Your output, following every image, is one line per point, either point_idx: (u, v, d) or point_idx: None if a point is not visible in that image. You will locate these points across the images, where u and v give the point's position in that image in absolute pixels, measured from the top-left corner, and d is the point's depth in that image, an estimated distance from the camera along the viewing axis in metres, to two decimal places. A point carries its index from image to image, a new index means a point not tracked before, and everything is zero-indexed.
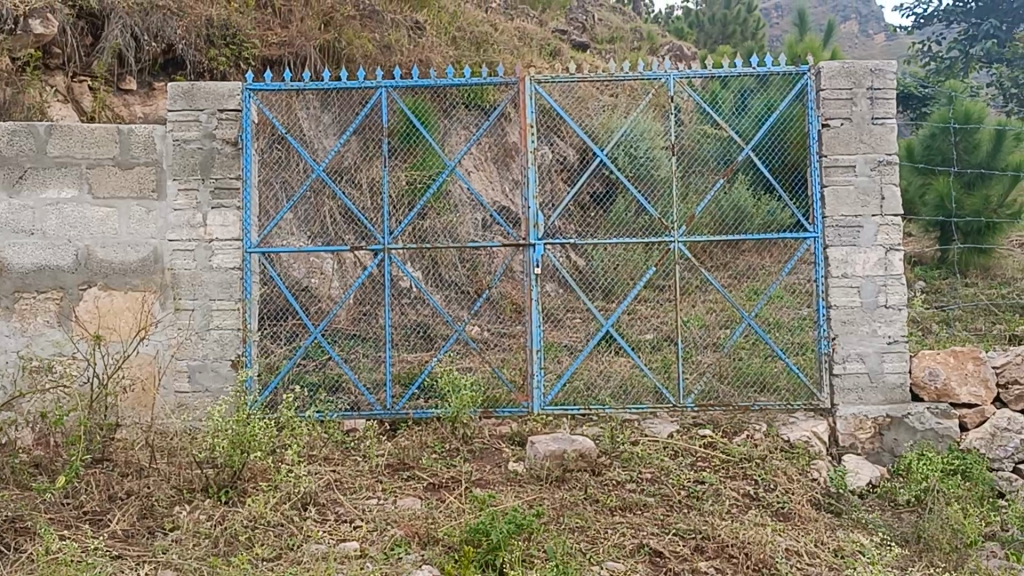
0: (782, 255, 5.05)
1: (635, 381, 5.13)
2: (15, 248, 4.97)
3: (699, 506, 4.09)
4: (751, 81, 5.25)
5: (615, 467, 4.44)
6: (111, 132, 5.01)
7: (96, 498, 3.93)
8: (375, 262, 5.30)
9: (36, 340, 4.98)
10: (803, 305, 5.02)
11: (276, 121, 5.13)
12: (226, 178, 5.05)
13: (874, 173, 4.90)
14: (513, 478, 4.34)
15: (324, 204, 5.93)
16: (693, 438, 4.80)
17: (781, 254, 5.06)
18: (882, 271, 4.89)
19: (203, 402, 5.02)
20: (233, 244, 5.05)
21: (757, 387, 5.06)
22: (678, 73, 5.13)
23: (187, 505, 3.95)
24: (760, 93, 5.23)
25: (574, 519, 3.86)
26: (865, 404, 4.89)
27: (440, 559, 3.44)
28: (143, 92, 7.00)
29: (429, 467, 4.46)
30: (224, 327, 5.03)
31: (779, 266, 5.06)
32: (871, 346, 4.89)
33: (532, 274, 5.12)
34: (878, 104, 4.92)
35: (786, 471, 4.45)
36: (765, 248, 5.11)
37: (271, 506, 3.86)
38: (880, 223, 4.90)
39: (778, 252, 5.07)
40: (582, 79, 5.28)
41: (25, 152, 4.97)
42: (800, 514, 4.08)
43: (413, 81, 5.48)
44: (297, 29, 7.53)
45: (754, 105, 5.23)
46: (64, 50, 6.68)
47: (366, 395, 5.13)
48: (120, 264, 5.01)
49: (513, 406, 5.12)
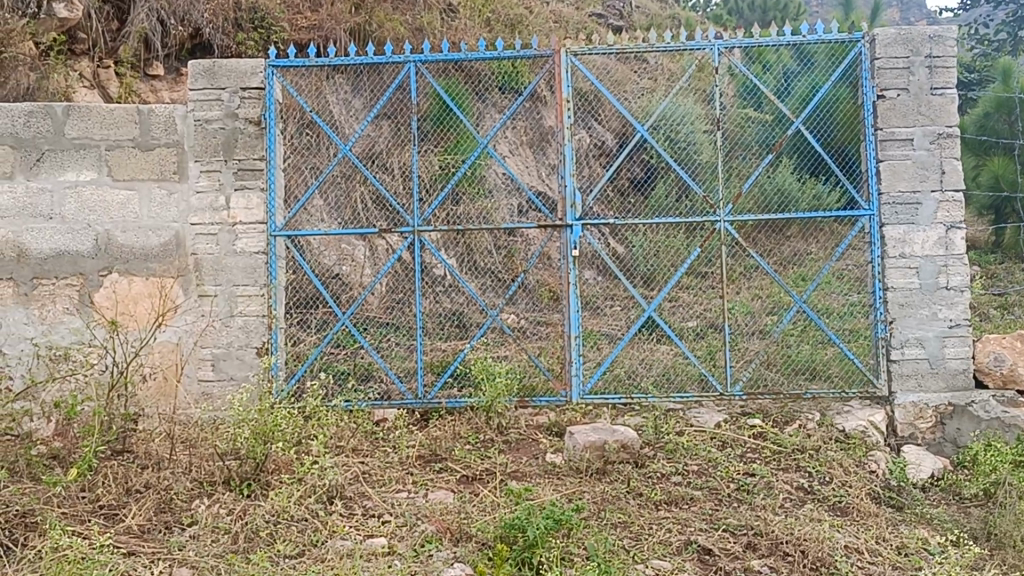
0: (827, 240, 4.78)
1: (679, 368, 4.88)
2: (33, 232, 4.77)
3: (750, 500, 3.82)
4: (792, 61, 4.92)
5: (660, 459, 4.17)
6: (130, 112, 4.81)
7: (113, 492, 3.73)
8: (405, 245, 5.14)
9: (56, 328, 4.78)
10: (852, 291, 4.76)
11: (301, 100, 4.94)
12: (250, 159, 4.84)
13: (933, 147, 4.62)
14: (551, 470, 4.10)
15: (356, 190, 5.67)
16: (742, 427, 4.52)
17: (826, 241, 4.79)
18: (943, 250, 4.59)
19: (227, 391, 4.82)
20: (257, 228, 4.84)
21: (808, 375, 4.80)
22: (723, 43, 4.87)
23: (208, 499, 3.74)
24: (804, 74, 4.89)
25: (615, 514, 3.61)
26: (925, 392, 4.61)
27: (473, 556, 3.22)
28: (171, 78, 6.83)
29: (462, 459, 4.22)
30: (249, 313, 4.83)
31: (826, 254, 4.77)
32: (931, 330, 4.60)
33: (570, 257, 4.86)
34: (937, 73, 4.64)
35: (842, 463, 4.17)
36: (811, 234, 4.85)
37: (295, 500, 3.63)
38: (940, 199, 4.61)
39: (824, 239, 4.80)
40: (622, 51, 5.02)
41: (42, 134, 4.78)
42: (859, 508, 3.80)
43: (443, 56, 5.28)
44: (327, 11, 7.22)
45: (799, 84, 4.96)
46: (89, 35, 6.51)
47: (398, 384, 4.90)
48: (140, 250, 4.81)
49: (551, 395, 4.86)
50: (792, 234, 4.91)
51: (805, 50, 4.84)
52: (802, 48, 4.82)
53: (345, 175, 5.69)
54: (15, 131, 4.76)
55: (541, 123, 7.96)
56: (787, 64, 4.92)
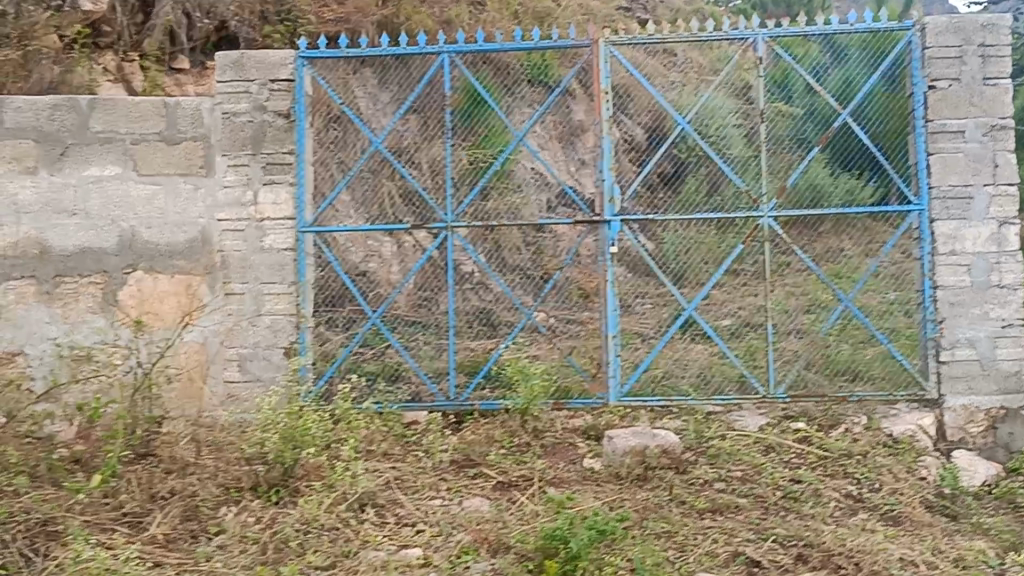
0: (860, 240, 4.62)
1: (716, 368, 4.71)
2: (56, 229, 4.66)
3: (797, 508, 3.67)
4: (824, 56, 4.72)
5: (702, 464, 4.03)
6: (157, 105, 4.70)
7: (137, 499, 3.62)
8: (437, 242, 4.94)
9: (78, 327, 4.66)
10: (891, 289, 4.58)
11: (332, 91, 4.80)
12: (279, 153, 4.72)
13: (986, 138, 4.47)
14: (590, 477, 3.95)
15: (383, 185, 5.59)
16: (786, 431, 4.36)
17: (860, 238, 4.61)
18: (995, 247, 4.43)
19: (255, 392, 4.69)
20: (286, 223, 4.71)
21: (851, 376, 4.63)
22: (767, 32, 4.68)
23: (235, 506, 3.62)
24: (835, 68, 4.71)
25: (659, 523, 3.46)
26: (976, 395, 4.45)
27: (513, 569, 3.09)
28: (196, 71, 6.72)
29: (497, 464, 4.08)
30: (277, 312, 4.69)
31: (861, 250, 4.60)
32: (983, 330, 4.44)
33: (607, 254, 4.70)
34: (990, 63, 4.49)
35: (892, 469, 4.01)
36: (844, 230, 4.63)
37: (325, 508, 3.50)
38: (993, 193, 4.45)
39: (857, 236, 4.62)
40: (663, 41, 4.84)
41: (66, 127, 4.66)
42: (912, 518, 3.64)
43: (477, 46, 5.21)
44: (354, 4, 6.99)
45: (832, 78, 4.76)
46: (114, 28, 6.50)
47: (429, 385, 4.79)
48: (166, 246, 4.69)
49: (587, 397, 4.74)
50: (825, 231, 4.67)
51: (837, 42, 4.68)
52: (832, 39, 4.67)
53: (373, 169, 5.59)
54: (38, 125, 4.65)
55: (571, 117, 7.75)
56: (815, 57, 4.72)
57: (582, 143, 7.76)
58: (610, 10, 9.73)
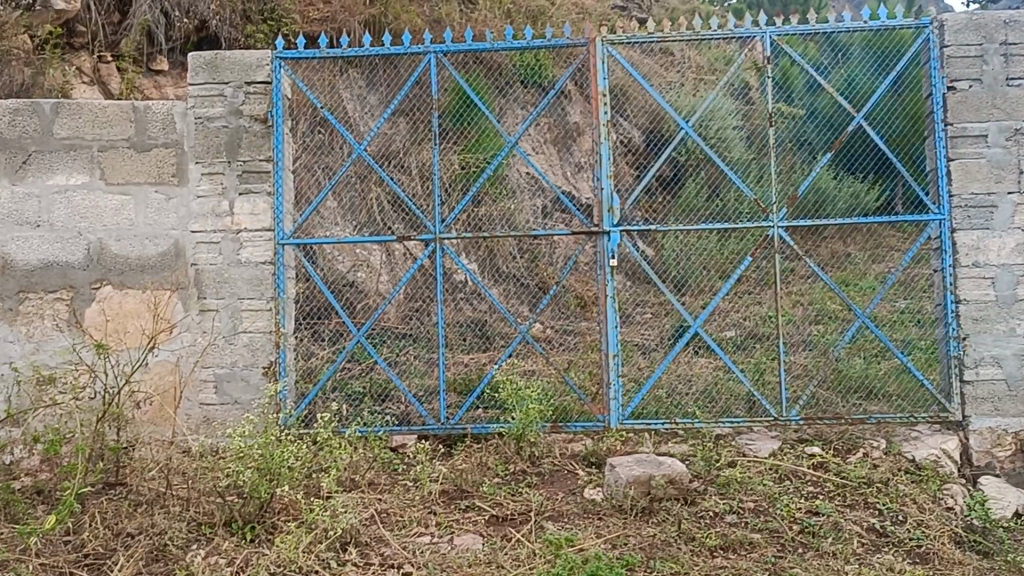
0: (865, 243, 4.67)
1: (722, 386, 4.45)
2: (19, 242, 4.37)
3: (817, 545, 3.38)
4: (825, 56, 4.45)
5: (711, 495, 3.74)
6: (125, 110, 4.40)
7: (99, 537, 3.34)
8: (425, 253, 4.52)
9: (42, 347, 4.37)
10: (900, 298, 4.45)
11: (310, 95, 4.47)
12: (256, 160, 4.42)
13: (1009, 143, 4.19)
14: (591, 509, 3.66)
15: (371, 191, 5.38)
16: (800, 457, 4.10)
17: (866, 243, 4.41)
18: (1021, 258, 4.16)
19: (231, 416, 4.38)
20: (264, 235, 4.40)
21: (864, 395, 4.39)
22: (775, 30, 4.37)
23: (205, 545, 3.33)
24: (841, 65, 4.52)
25: (666, 563, 3.18)
26: (1003, 416, 4.17)
27: None
28: (176, 73, 6.39)
29: (491, 495, 3.80)
30: (255, 330, 4.39)
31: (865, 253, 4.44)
32: (1009, 347, 4.16)
33: (606, 267, 4.35)
34: (1012, 62, 4.20)
35: (916, 499, 3.74)
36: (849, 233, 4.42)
37: (304, 548, 3.21)
38: (1019, 202, 4.18)
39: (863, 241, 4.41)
40: (664, 38, 4.47)
41: (29, 133, 4.38)
42: (941, 555, 3.35)
43: (466, 45, 4.65)
44: (340, 2, 6.69)
45: (834, 77, 4.55)
46: (89, 27, 6.14)
47: (417, 407, 4.42)
48: (136, 260, 4.39)
49: (587, 420, 4.37)
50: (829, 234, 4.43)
51: (839, 41, 4.42)
52: (837, 38, 4.40)
53: (360, 175, 5.38)
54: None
55: (566, 120, 7.50)
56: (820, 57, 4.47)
57: (576, 148, 7.50)
58: (606, 9, 9.35)
